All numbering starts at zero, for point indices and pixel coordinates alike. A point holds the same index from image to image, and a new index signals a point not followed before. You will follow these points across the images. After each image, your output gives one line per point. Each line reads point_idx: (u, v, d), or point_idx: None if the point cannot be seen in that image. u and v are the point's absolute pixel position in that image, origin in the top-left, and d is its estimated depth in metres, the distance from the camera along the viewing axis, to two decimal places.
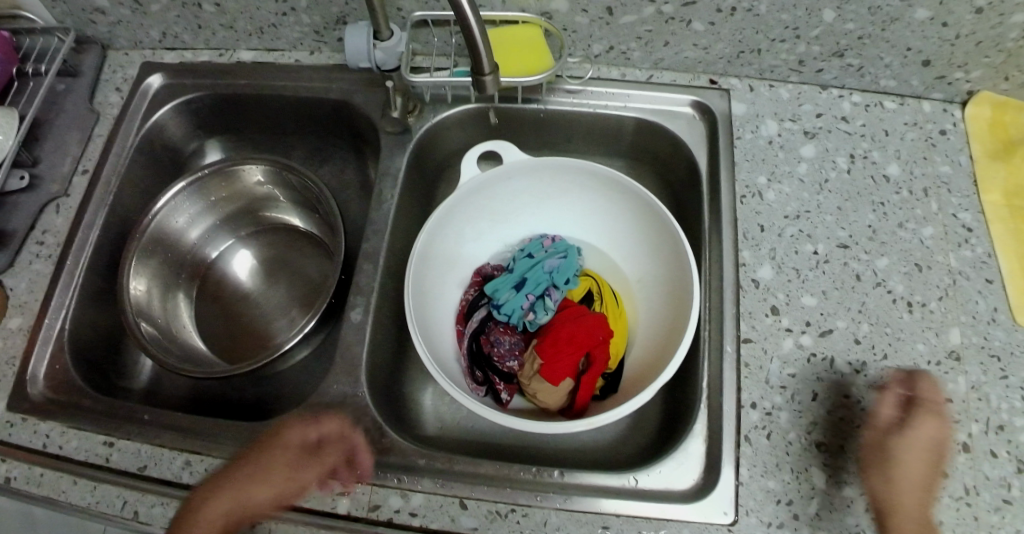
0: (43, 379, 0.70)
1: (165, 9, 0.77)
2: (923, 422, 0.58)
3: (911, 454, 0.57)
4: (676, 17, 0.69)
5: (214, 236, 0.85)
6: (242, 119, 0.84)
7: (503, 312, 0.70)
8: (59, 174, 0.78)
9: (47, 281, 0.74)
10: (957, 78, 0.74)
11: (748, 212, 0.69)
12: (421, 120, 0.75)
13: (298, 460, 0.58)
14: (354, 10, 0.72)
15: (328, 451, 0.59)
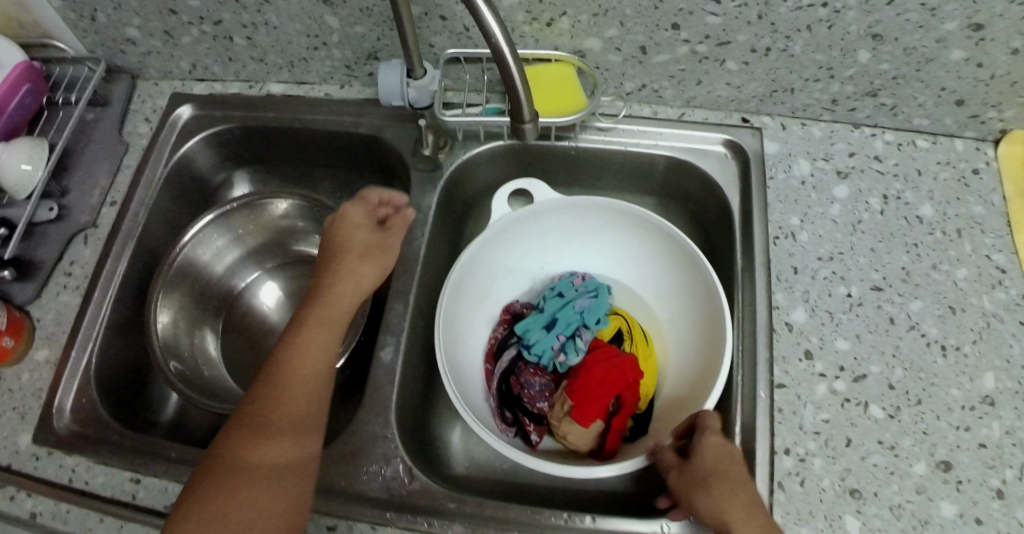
0: (69, 412, 0.70)
1: (196, 42, 0.77)
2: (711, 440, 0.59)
3: (715, 487, 0.56)
4: (710, 56, 0.69)
5: (240, 268, 0.85)
6: (270, 149, 0.85)
7: (534, 352, 0.71)
8: (87, 205, 0.79)
9: (74, 313, 0.74)
10: (991, 117, 0.73)
11: (782, 254, 0.69)
12: (451, 157, 0.76)
13: (373, 236, 0.68)
14: (386, 46, 0.73)
15: (392, 226, 0.69)
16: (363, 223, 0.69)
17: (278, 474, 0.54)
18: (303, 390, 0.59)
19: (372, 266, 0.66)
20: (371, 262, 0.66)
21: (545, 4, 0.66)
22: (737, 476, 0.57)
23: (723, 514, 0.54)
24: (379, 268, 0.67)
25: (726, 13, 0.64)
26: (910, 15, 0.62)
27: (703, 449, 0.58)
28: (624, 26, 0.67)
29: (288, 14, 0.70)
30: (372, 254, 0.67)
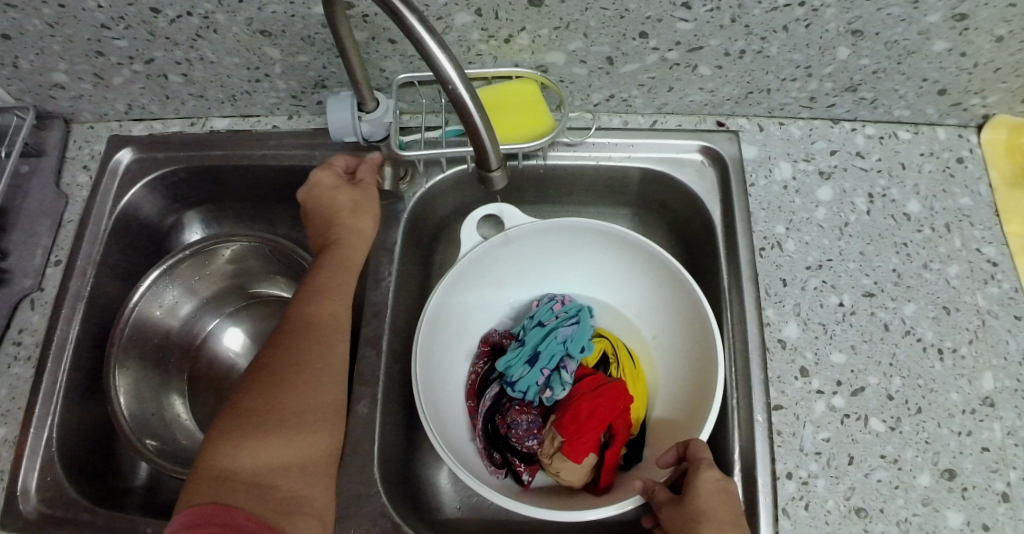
0: (35, 494, 0.65)
1: (129, 81, 0.73)
2: (701, 482, 0.55)
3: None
4: (681, 63, 0.65)
5: (198, 317, 0.82)
6: (220, 189, 0.81)
7: (518, 389, 0.67)
8: (31, 267, 0.74)
9: (27, 386, 0.69)
10: (974, 104, 0.70)
11: (769, 266, 0.67)
12: (413, 186, 0.73)
13: (353, 190, 0.68)
14: (333, 73, 0.69)
15: (364, 176, 0.69)
16: (341, 182, 0.69)
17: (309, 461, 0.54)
18: (326, 379, 0.58)
19: (366, 214, 0.68)
20: (365, 212, 0.68)
21: (502, 21, 0.61)
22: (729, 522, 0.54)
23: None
24: (371, 215, 0.68)
25: (697, 19, 0.60)
26: (892, 9, 0.58)
27: (698, 491, 0.55)
28: (589, 37, 0.62)
29: (225, 48, 0.66)
30: (360, 205, 0.68)
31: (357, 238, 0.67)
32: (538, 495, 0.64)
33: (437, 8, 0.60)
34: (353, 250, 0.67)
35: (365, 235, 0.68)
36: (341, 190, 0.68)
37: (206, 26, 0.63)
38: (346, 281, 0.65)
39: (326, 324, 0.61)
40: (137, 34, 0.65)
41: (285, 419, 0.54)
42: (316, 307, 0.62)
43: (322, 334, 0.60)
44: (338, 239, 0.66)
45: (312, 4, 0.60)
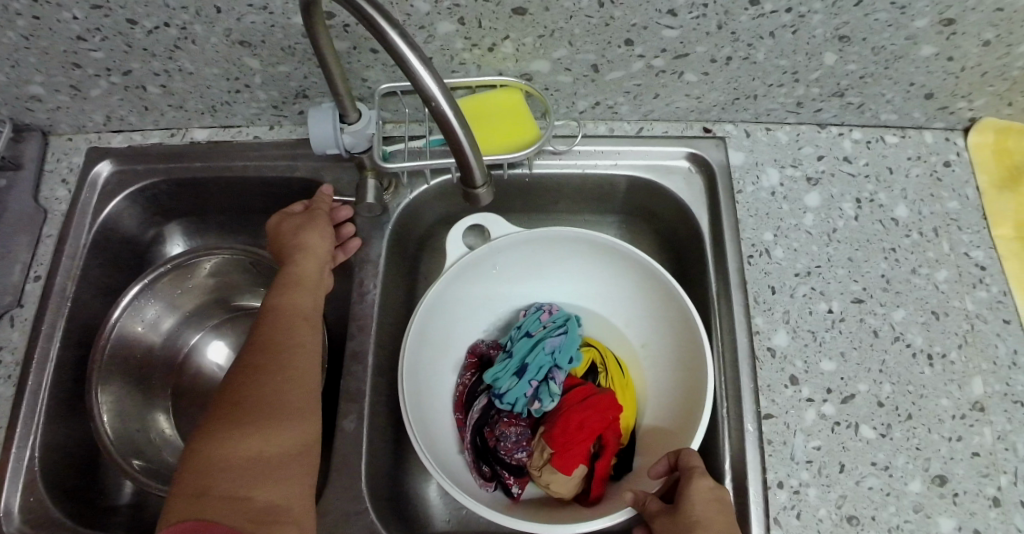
0: (18, 515, 0.64)
1: (107, 94, 0.71)
2: (695, 488, 0.54)
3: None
4: (667, 70, 0.65)
5: (181, 331, 0.80)
6: (203, 201, 0.80)
7: (506, 401, 0.66)
8: (9, 284, 0.72)
9: (8, 405, 0.68)
10: (960, 107, 0.70)
11: (757, 273, 0.66)
12: (398, 196, 0.72)
13: (299, 218, 0.68)
14: (314, 84, 0.68)
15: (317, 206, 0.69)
16: (290, 215, 0.69)
17: (286, 458, 0.53)
18: (293, 390, 0.56)
19: (313, 231, 0.66)
20: (310, 230, 0.66)
21: (485, 30, 0.60)
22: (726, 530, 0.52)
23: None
24: (319, 231, 0.66)
25: (683, 25, 0.59)
26: (879, 14, 0.58)
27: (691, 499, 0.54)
28: (574, 45, 0.62)
29: (204, 59, 0.65)
30: (303, 228, 0.67)
31: (310, 259, 0.65)
32: (527, 508, 0.64)
33: (419, 18, 0.59)
34: (305, 269, 0.65)
35: (315, 252, 0.66)
36: (287, 221, 0.68)
37: (184, 37, 0.62)
38: (307, 290, 0.64)
39: (293, 324, 0.61)
40: (114, 46, 0.64)
41: (253, 418, 0.53)
42: (275, 327, 0.60)
43: (289, 334, 0.60)
44: (289, 260, 0.65)
45: (292, 14, 0.59)
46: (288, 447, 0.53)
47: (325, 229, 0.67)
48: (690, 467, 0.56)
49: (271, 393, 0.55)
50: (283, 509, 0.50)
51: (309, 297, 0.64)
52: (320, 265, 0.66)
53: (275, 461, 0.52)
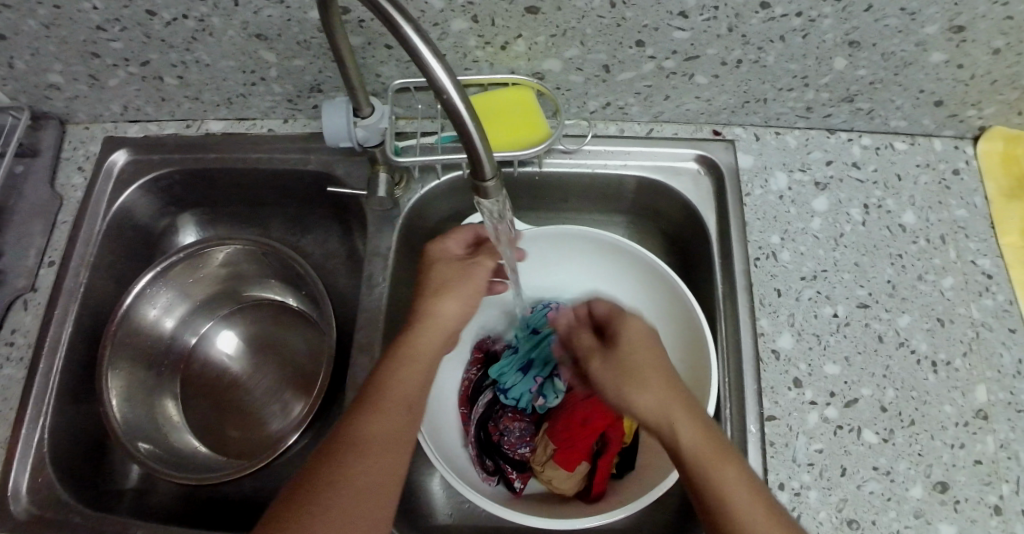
0: (26, 495, 0.65)
1: (124, 83, 0.72)
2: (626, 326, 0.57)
3: (745, 525, 0.45)
4: (678, 71, 0.65)
5: (192, 320, 0.81)
6: (216, 192, 0.81)
7: (511, 396, 0.68)
8: (24, 268, 0.74)
9: (19, 387, 0.69)
10: (970, 115, 0.70)
11: (764, 276, 0.67)
12: (409, 192, 0.73)
13: (453, 268, 0.64)
14: (329, 78, 0.69)
15: (478, 259, 0.65)
16: (448, 258, 0.65)
17: (381, 454, 0.52)
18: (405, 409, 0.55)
19: (450, 298, 0.62)
20: (449, 297, 0.62)
21: (498, 28, 0.61)
22: (762, 499, 0.47)
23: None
24: (457, 305, 0.62)
25: (694, 27, 0.59)
26: (889, 20, 0.58)
27: (711, 468, 0.47)
28: (585, 45, 0.62)
29: (221, 51, 0.66)
30: (445, 292, 0.62)
31: (437, 328, 0.60)
32: (530, 503, 0.64)
33: (433, 14, 0.59)
34: (429, 338, 0.60)
35: (445, 323, 0.61)
36: (440, 267, 0.64)
37: (202, 29, 0.63)
38: (438, 334, 0.60)
39: (423, 340, 0.59)
40: (133, 36, 0.65)
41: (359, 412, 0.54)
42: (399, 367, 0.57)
43: (417, 343, 0.59)
44: (417, 314, 0.61)
45: (308, 8, 0.60)
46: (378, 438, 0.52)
47: (463, 296, 0.63)
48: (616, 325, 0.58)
49: (391, 387, 0.55)
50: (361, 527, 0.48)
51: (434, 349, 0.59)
52: (445, 336, 0.61)
53: (373, 457, 0.52)
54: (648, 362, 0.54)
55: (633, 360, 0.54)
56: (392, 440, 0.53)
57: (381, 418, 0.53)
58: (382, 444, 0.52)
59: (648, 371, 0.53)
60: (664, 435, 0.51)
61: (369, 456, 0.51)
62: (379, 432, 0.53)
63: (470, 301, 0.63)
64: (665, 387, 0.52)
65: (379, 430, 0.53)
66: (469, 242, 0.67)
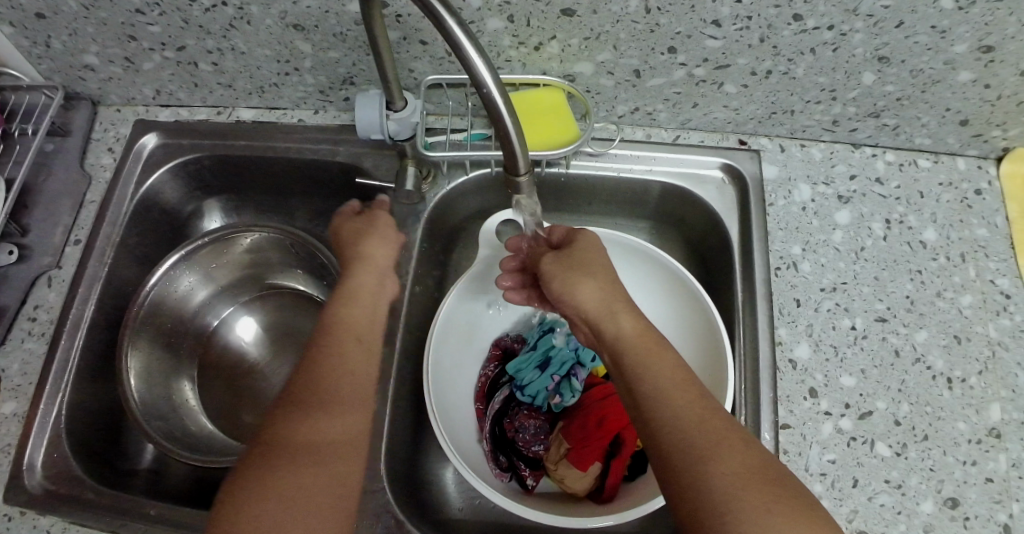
0: (41, 468, 0.65)
1: (159, 67, 0.73)
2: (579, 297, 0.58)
3: (691, 431, 0.47)
4: (707, 79, 0.66)
5: (213, 304, 0.82)
6: (242, 179, 0.82)
7: (527, 394, 0.69)
8: (51, 245, 0.75)
9: (40, 362, 0.70)
10: (995, 136, 0.70)
11: (784, 286, 0.67)
12: (435, 187, 0.73)
13: (357, 222, 0.69)
14: (362, 71, 0.70)
15: (360, 217, 0.69)
16: (348, 219, 0.70)
17: (339, 461, 0.51)
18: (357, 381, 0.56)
19: (370, 236, 0.67)
20: (367, 239, 0.67)
21: (533, 28, 0.62)
22: (715, 415, 0.49)
23: (707, 469, 0.44)
24: (382, 243, 0.67)
25: (726, 36, 0.60)
26: (919, 38, 0.59)
27: (661, 382, 0.50)
28: (618, 50, 0.63)
29: (257, 39, 0.67)
30: (364, 236, 0.67)
31: (370, 265, 0.65)
32: (542, 500, 0.64)
33: (470, 12, 0.60)
34: (363, 275, 0.64)
35: (375, 261, 0.66)
36: (346, 226, 0.69)
37: (240, 17, 0.64)
38: (374, 272, 0.65)
39: (344, 336, 0.58)
40: (171, 21, 0.66)
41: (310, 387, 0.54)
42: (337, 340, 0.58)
43: (336, 346, 0.57)
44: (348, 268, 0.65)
45: (347, 1, 0.61)
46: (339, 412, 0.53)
47: (385, 234, 0.68)
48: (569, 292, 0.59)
49: (325, 391, 0.53)
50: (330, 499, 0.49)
51: (365, 315, 0.61)
52: (378, 275, 0.65)
53: (330, 468, 0.50)
54: (605, 292, 0.58)
55: (593, 289, 0.58)
56: (347, 428, 0.53)
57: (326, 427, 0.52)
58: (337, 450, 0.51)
59: (606, 300, 0.57)
60: (620, 354, 0.54)
61: (327, 472, 0.50)
62: (328, 440, 0.51)
63: (394, 238, 0.69)
64: (622, 314, 0.56)
65: (331, 440, 0.51)
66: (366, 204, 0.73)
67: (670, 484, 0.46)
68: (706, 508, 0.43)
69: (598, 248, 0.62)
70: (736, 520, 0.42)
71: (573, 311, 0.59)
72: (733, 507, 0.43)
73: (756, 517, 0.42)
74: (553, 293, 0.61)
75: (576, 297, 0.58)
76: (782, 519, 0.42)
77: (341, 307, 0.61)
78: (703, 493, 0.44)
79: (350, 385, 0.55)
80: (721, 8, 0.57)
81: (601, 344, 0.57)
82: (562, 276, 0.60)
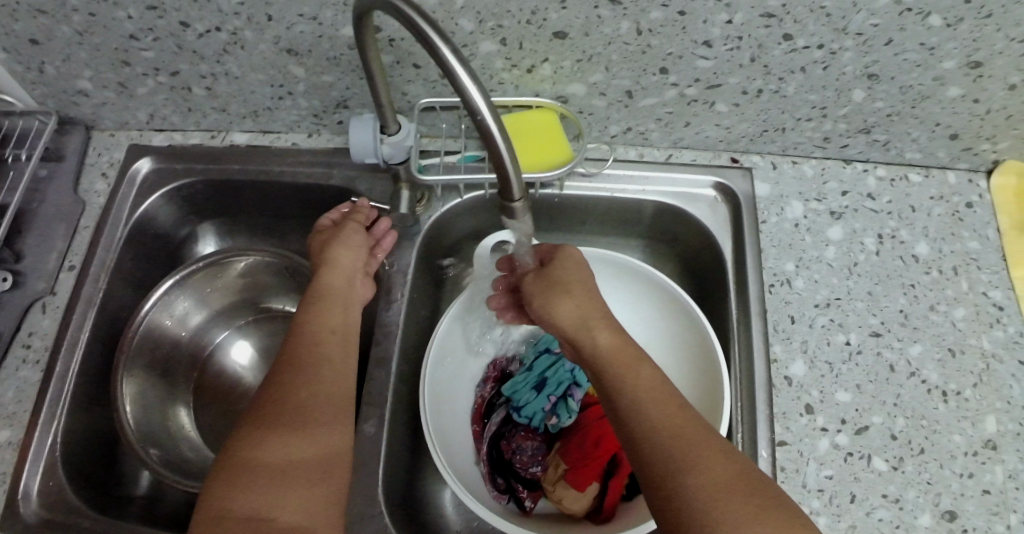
0: (37, 496, 0.65)
1: (152, 93, 0.74)
2: (559, 312, 0.59)
3: (671, 443, 0.47)
4: (698, 99, 0.66)
5: (207, 328, 0.82)
6: (237, 202, 0.82)
7: (524, 414, 0.69)
8: (46, 271, 0.75)
9: (35, 389, 0.69)
10: (985, 149, 0.71)
11: (778, 302, 0.68)
12: (429, 209, 0.74)
13: (330, 232, 0.70)
14: (355, 94, 0.70)
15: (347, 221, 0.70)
16: (323, 229, 0.71)
17: (324, 460, 0.53)
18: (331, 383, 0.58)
19: (339, 245, 0.68)
20: (337, 246, 0.68)
21: (526, 51, 0.62)
22: (694, 424, 0.49)
23: (687, 480, 0.45)
24: (350, 250, 0.68)
25: (717, 56, 0.61)
26: (908, 55, 0.59)
27: (639, 396, 0.51)
28: (610, 71, 0.63)
29: (250, 64, 0.67)
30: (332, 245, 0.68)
31: (338, 270, 0.67)
32: (540, 520, 0.64)
33: (463, 36, 0.61)
34: (333, 282, 0.66)
35: (343, 266, 0.67)
36: (318, 237, 0.70)
37: (233, 42, 0.64)
38: (342, 276, 0.66)
39: (319, 337, 0.61)
40: (165, 47, 0.66)
41: (285, 394, 0.55)
42: (310, 345, 0.59)
43: (312, 347, 0.59)
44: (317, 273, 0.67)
45: (340, 26, 0.61)
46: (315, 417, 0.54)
47: (354, 241, 0.68)
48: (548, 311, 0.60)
49: (303, 391, 0.56)
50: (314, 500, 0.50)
51: (336, 317, 0.63)
52: (348, 277, 0.67)
53: (314, 466, 0.52)
54: (582, 307, 0.58)
55: (570, 305, 0.58)
56: (325, 433, 0.54)
57: (309, 426, 0.53)
58: (322, 450, 0.53)
59: (583, 316, 0.58)
60: (600, 370, 0.54)
61: (306, 473, 0.51)
62: (312, 439, 0.53)
63: (363, 243, 0.69)
64: (600, 329, 0.57)
65: (313, 439, 0.53)
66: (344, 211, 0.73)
67: (654, 499, 0.46)
68: (687, 519, 0.43)
69: (576, 263, 0.62)
70: (718, 529, 0.42)
71: (553, 329, 0.60)
72: (715, 516, 0.43)
73: (737, 524, 0.42)
74: (534, 313, 0.61)
75: (555, 315, 0.59)
76: (763, 524, 0.42)
77: (312, 308, 0.63)
78: (685, 504, 0.44)
79: (328, 384, 0.57)
80: (712, 29, 0.58)
81: (582, 360, 0.57)
82: (541, 294, 0.60)
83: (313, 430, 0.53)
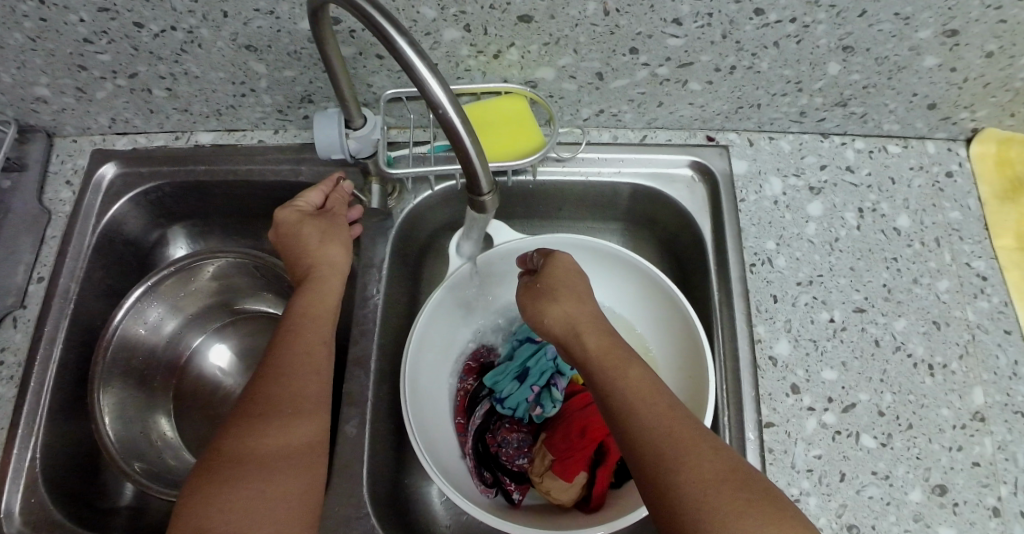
0: (19, 515, 0.64)
1: (112, 96, 0.72)
2: (548, 316, 0.57)
3: (659, 439, 0.46)
4: (671, 78, 0.65)
5: (183, 334, 0.81)
6: (208, 204, 0.81)
7: (508, 405, 0.68)
8: (13, 285, 0.72)
9: (10, 408, 0.67)
10: (963, 118, 0.70)
11: (760, 282, 0.67)
12: (401, 202, 0.73)
13: (320, 222, 0.66)
14: (319, 88, 0.69)
15: (338, 215, 0.68)
16: (307, 214, 0.66)
17: (304, 465, 0.51)
18: (310, 377, 0.56)
19: (332, 242, 0.65)
20: (331, 242, 0.65)
21: (491, 37, 0.60)
22: (684, 424, 0.47)
23: (678, 478, 0.44)
24: (340, 246, 0.66)
25: (687, 34, 0.59)
26: (883, 25, 0.58)
27: (628, 397, 0.49)
28: (578, 53, 0.62)
29: (210, 62, 0.65)
30: (324, 238, 0.65)
31: (331, 268, 0.64)
32: (528, 513, 0.63)
33: (425, 24, 0.59)
34: (328, 283, 0.63)
35: (336, 263, 0.65)
36: (306, 223, 0.65)
37: (190, 41, 0.62)
38: (336, 273, 0.64)
39: (303, 335, 0.58)
40: (120, 49, 0.64)
41: (261, 393, 0.54)
42: (290, 341, 0.58)
43: (295, 346, 0.57)
44: (309, 268, 0.64)
45: (298, 19, 0.59)
46: (292, 413, 0.53)
47: (344, 240, 0.66)
48: (539, 314, 0.58)
49: (285, 395, 0.54)
50: (290, 499, 0.49)
51: (326, 317, 0.61)
52: (339, 275, 0.65)
53: (293, 470, 0.50)
54: (570, 313, 0.57)
55: (558, 311, 0.57)
56: (302, 431, 0.53)
57: (289, 431, 0.52)
58: (302, 453, 0.52)
59: (572, 321, 0.56)
60: (590, 374, 0.53)
61: (280, 472, 0.49)
62: (292, 443, 0.52)
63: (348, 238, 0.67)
64: (588, 334, 0.55)
65: (293, 443, 0.52)
66: (324, 196, 0.69)
67: (647, 496, 0.45)
68: (682, 515, 0.43)
69: (567, 269, 0.61)
70: (710, 525, 0.41)
71: (544, 335, 0.59)
72: (707, 511, 0.42)
73: (728, 519, 0.41)
74: (527, 319, 0.60)
75: (544, 322, 0.58)
76: (752, 518, 0.41)
77: (300, 308, 0.60)
78: (676, 500, 0.43)
79: (310, 382, 0.56)
80: (681, 6, 0.56)
81: (573, 365, 0.56)
82: (531, 302, 0.59)
83: (288, 427, 0.52)
